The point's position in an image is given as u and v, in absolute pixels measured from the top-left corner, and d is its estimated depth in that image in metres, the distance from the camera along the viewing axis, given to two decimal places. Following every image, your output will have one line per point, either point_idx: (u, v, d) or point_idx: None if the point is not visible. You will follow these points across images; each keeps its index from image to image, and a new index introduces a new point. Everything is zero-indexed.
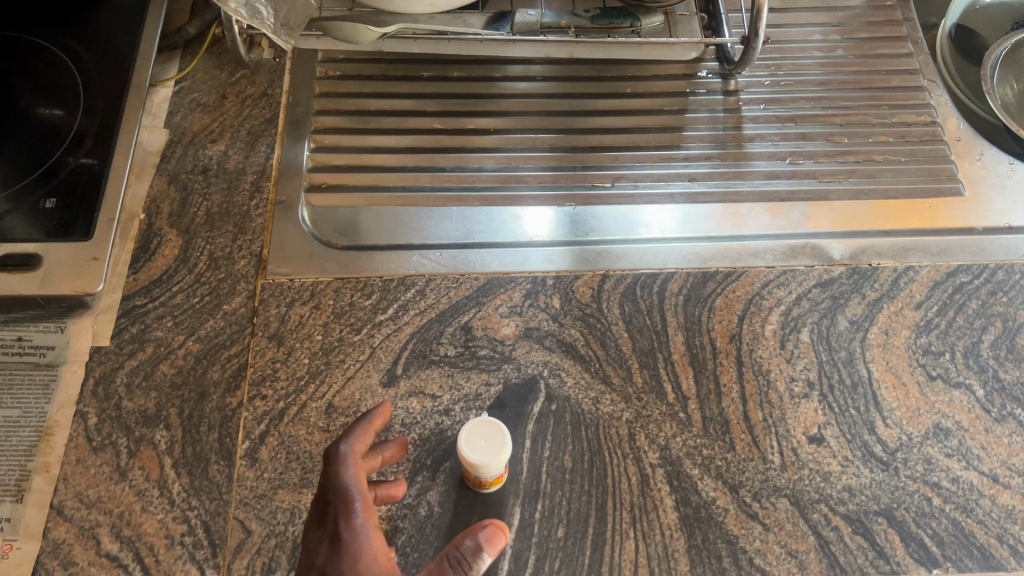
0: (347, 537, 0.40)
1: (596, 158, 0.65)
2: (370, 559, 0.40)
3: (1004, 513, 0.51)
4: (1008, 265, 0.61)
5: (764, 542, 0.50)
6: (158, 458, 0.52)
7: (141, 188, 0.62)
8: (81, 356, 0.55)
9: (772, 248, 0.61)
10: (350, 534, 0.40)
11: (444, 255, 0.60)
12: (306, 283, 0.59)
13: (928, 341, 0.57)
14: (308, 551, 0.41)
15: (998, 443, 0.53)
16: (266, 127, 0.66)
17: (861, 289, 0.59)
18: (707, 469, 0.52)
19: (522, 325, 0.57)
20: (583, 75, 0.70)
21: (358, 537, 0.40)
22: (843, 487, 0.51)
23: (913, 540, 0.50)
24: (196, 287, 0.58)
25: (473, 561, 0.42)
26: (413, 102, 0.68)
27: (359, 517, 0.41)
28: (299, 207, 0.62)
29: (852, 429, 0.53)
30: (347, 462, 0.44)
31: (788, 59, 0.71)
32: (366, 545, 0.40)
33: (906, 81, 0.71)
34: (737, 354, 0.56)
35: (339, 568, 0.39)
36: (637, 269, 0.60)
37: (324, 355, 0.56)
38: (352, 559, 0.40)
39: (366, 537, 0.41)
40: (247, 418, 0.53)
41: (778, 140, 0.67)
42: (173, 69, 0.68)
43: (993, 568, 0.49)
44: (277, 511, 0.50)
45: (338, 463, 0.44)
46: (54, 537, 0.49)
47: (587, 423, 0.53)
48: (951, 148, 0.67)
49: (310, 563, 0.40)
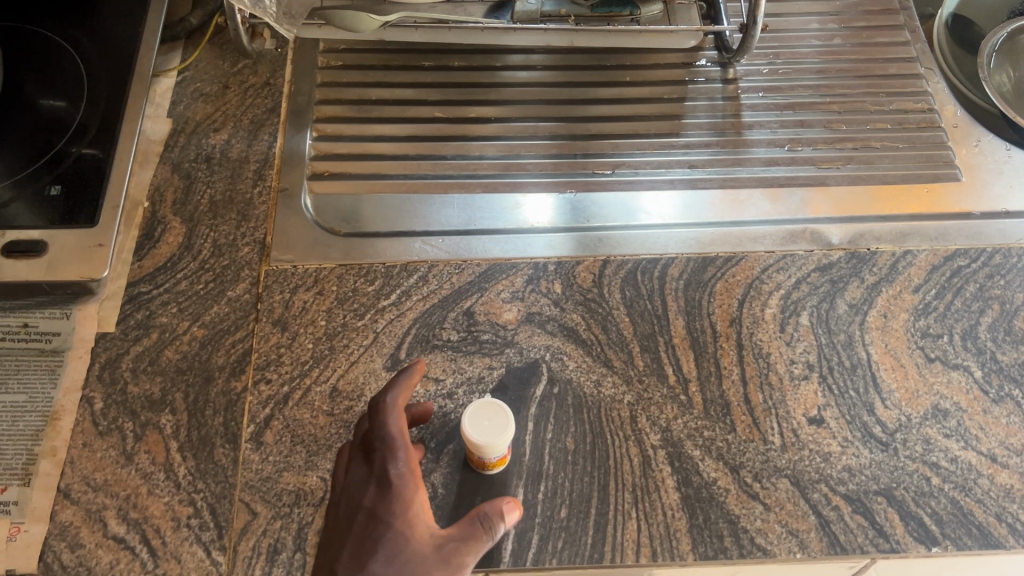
0: (396, 485, 0.43)
1: (596, 146, 0.66)
2: (415, 510, 0.43)
3: (1002, 492, 0.51)
4: (1005, 249, 0.61)
5: (765, 521, 0.50)
6: (164, 442, 0.52)
7: (145, 176, 0.63)
8: (87, 342, 0.55)
9: (772, 234, 0.62)
10: (398, 482, 0.43)
11: (446, 242, 0.61)
12: (310, 269, 0.59)
13: (927, 324, 0.57)
14: (354, 492, 0.44)
15: (996, 424, 0.54)
16: (269, 116, 0.66)
17: (860, 274, 0.60)
18: (709, 450, 0.52)
19: (524, 309, 0.58)
20: (583, 64, 0.70)
21: (404, 483, 0.44)
22: (843, 467, 0.52)
23: (913, 519, 0.50)
24: (201, 274, 0.59)
25: (497, 526, 0.44)
26: (414, 91, 0.68)
27: (404, 464, 0.44)
28: (301, 195, 0.63)
29: (852, 410, 0.54)
30: (394, 411, 0.46)
31: (787, 48, 0.72)
32: (411, 495, 0.43)
33: (903, 69, 0.71)
34: (737, 337, 0.57)
35: (388, 513, 0.43)
36: (637, 255, 0.60)
37: (328, 340, 0.56)
38: (400, 504, 0.43)
39: (410, 483, 0.44)
40: (252, 402, 0.54)
41: (777, 127, 0.67)
42: (176, 59, 0.69)
43: (992, 546, 0.49)
44: (283, 493, 0.51)
45: (385, 409, 0.46)
46: (61, 520, 0.49)
47: (589, 406, 0.54)
48: (949, 135, 0.67)
49: (358, 503, 0.43)
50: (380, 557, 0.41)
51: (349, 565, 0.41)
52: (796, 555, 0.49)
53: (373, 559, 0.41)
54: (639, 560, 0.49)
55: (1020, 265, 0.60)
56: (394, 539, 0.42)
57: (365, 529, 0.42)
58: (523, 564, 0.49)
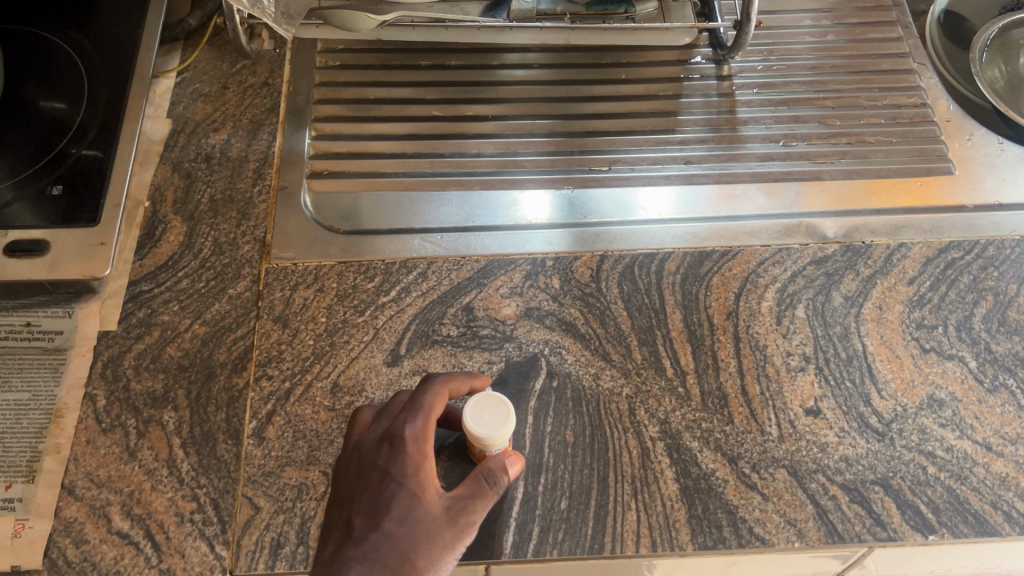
0: (411, 445, 0.45)
1: (593, 142, 0.66)
2: (426, 471, 0.45)
3: (997, 480, 0.52)
4: (998, 241, 0.62)
5: (763, 511, 0.51)
6: (167, 438, 0.52)
7: (146, 176, 0.63)
8: (89, 340, 0.56)
9: (767, 228, 0.62)
10: (413, 443, 0.45)
11: (445, 239, 0.62)
12: (310, 266, 0.60)
13: (922, 315, 0.58)
14: (368, 453, 0.46)
15: (991, 413, 0.54)
16: (267, 116, 0.67)
17: (855, 267, 0.60)
18: (707, 441, 0.53)
19: (523, 305, 0.58)
20: (579, 62, 0.71)
21: (419, 445, 0.45)
22: (839, 457, 0.52)
23: (910, 508, 0.51)
24: (202, 272, 0.59)
25: (501, 479, 0.46)
26: (412, 90, 0.69)
27: (425, 427, 0.46)
28: (301, 193, 0.63)
29: (848, 401, 0.54)
30: (432, 387, 0.48)
31: (781, 44, 0.72)
32: (424, 456, 0.45)
33: (896, 64, 0.72)
34: (735, 330, 0.57)
35: (402, 471, 0.44)
36: (634, 250, 0.61)
37: (328, 336, 0.57)
38: (413, 463, 0.45)
39: (424, 446, 0.45)
40: (254, 398, 0.54)
41: (771, 123, 0.68)
42: (175, 60, 0.69)
43: (988, 534, 0.50)
44: (285, 487, 0.51)
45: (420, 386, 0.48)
46: (66, 516, 0.50)
47: (588, 399, 0.54)
48: (941, 129, 0.68)
49: (372, 463, 0.45)
50: (391, 515, 0.43)
51: (362, 522, 0.43)
52: (794, 544, 0.50)
53: (386, 515, 0.43)
54: (639, 550, 0.49)
55: (1013, 257, 0.61)
56: (406, 497, 0.43)
57: (378, 487, 0.44)
58: (524, 555, 0.49)
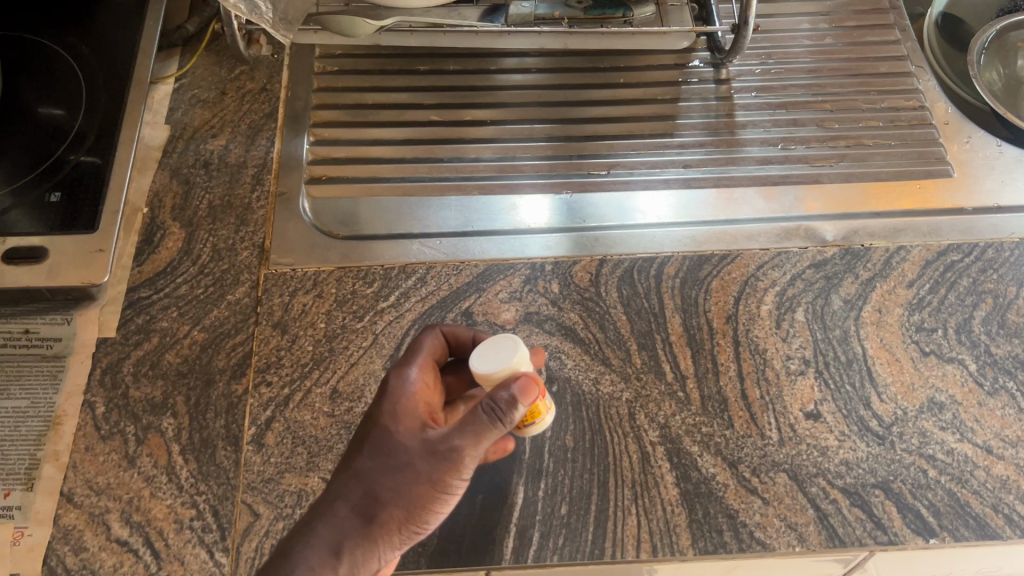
0: (393, 387, 0.47)
1: (591, 147, 0.66)
2: (405, 408, 0.46)
3: (998, 483, 0.52)
4: (997, 244, 0.62)
5: (764, 515, 0.50)
6: (166, 445, 0.52)
7: (144, 182, 0.63)
8: (88, 347, 0.56)
9: (766, 231, 0.62)
10: (395, 386, 0.47)
11: (443, 244, 0.61)
12: (308, 272, 0.60)
13: (921, 318, 0.58)
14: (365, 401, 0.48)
15: (992, 416, 0.54)
16: (266, 122, 0.67)
17: (854, 270, 0.60)
18: (707, 446, 0.53)
19: (522, 309, 0.58)
20: (578, 66, 0.71)
21: (401, 386, 0.47)
22: (840, 461, 0.52)
23: (911, 511, 0.51)
24: (201, 278, 0.59)
25: (507, 412, 0.42)
26: (410, 95, 0.69)
27: (411, 370, 0.48)
28: (299, 199, 0.63)
29: (848, 404, 0.54)
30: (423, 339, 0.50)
31: (779, 48, 0.72)
32: (407, 398, 0.46)
33: (894, 67, 0.72)
34: (734, 334, 0.57)
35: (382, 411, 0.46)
36: (634, 254, 0.61)
37: (328, 341, 0.57)
38: (390, 403, 0.46)
39: (408, 386, 0.47)
40: (253, 404, 0.54)
41: (770, 126, 0.68)
42: (174, 66, 0.69)
43: (989, 537, 0.50)
44: (285, 494, 0.51)
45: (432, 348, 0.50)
46: (65, 523, 0.50)
47: (588, 403, 0.54)
48: (940, 132, 0.68)
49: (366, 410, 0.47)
50: (365, 454, 0.44)
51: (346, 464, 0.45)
52: (794, 548, 0.50)
53: (360, 457, 0.44)
54: (640, 555, 0.49)
55: (1013, 259, 0.61)
56: (380, 437, 0.44)
57: (364, 429, 0.46)
58: (524, 561, 0.49)
